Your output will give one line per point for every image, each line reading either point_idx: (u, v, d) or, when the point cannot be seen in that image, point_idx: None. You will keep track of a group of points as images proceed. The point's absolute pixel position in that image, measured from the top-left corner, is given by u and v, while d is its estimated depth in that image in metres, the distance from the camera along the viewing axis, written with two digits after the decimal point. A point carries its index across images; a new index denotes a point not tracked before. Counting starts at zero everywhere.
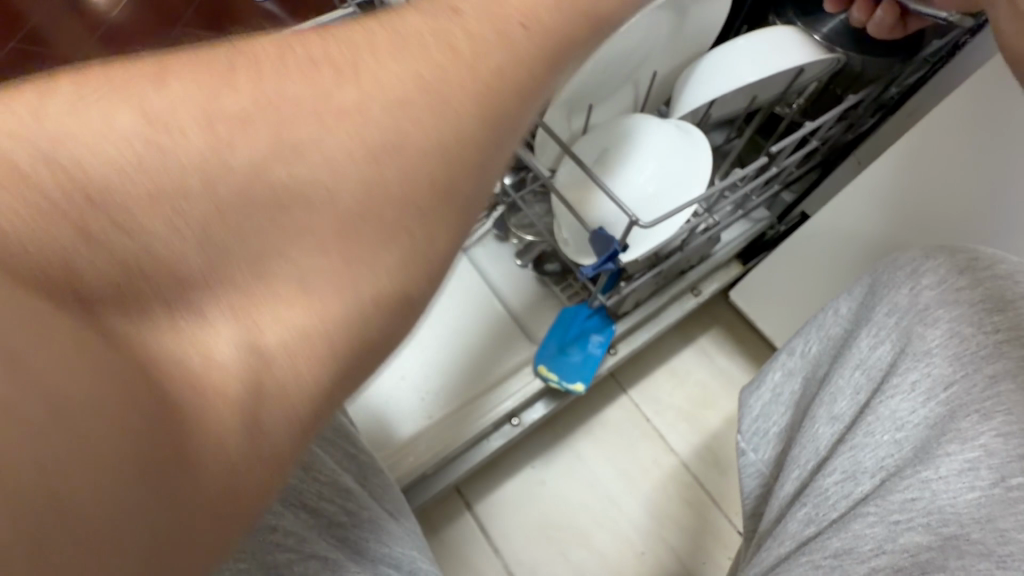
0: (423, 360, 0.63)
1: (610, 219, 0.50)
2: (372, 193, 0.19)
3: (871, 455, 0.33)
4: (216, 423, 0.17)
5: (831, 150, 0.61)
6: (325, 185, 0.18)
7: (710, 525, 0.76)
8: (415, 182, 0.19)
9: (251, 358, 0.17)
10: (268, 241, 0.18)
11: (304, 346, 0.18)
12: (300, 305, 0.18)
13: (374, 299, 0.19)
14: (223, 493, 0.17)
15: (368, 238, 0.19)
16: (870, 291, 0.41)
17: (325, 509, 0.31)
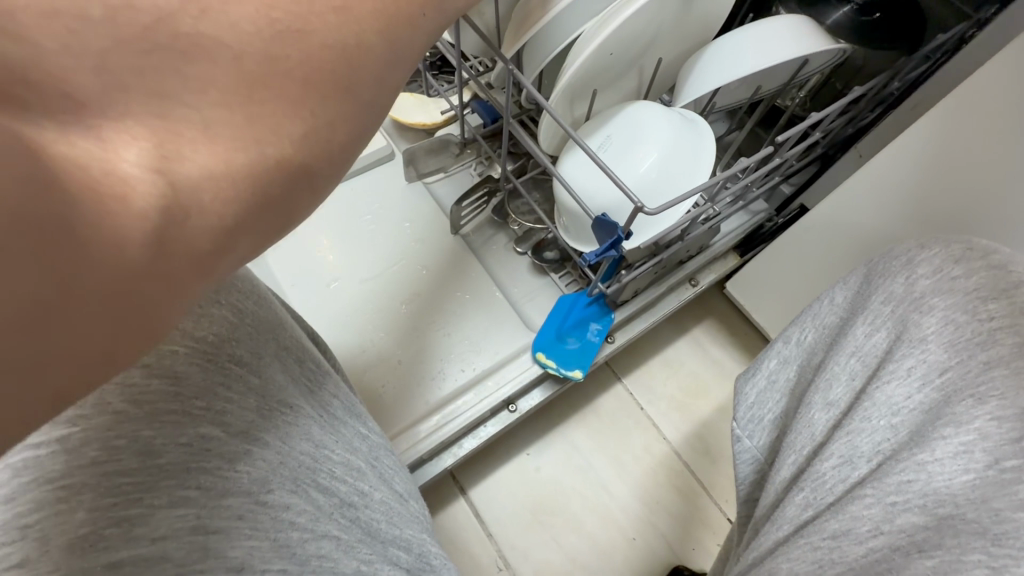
0: (420, 345, 0.62)
1: (615, 207, 0.50)
2: (275, 67, 0.20)
3: (868, 440, 0.33)
4: (128, 226, 0.17)
5: (829, 142, 0.62)
6: (236, 45, 0.20)
7: (699, 512, 0.76)
8: (317, 68, 0.21)
9: (159, 174, 0.18)
10: (182, 96, 0.19)
11: (209, 178, 0.19)
12: (204, 147, 0.19)
13: (275, 159, 0.21)
14: (135, 293, 0.18)
15: (273, 103, 0.20)
16: (865, 280, 0.41)
17: (336, 490, 0.30)
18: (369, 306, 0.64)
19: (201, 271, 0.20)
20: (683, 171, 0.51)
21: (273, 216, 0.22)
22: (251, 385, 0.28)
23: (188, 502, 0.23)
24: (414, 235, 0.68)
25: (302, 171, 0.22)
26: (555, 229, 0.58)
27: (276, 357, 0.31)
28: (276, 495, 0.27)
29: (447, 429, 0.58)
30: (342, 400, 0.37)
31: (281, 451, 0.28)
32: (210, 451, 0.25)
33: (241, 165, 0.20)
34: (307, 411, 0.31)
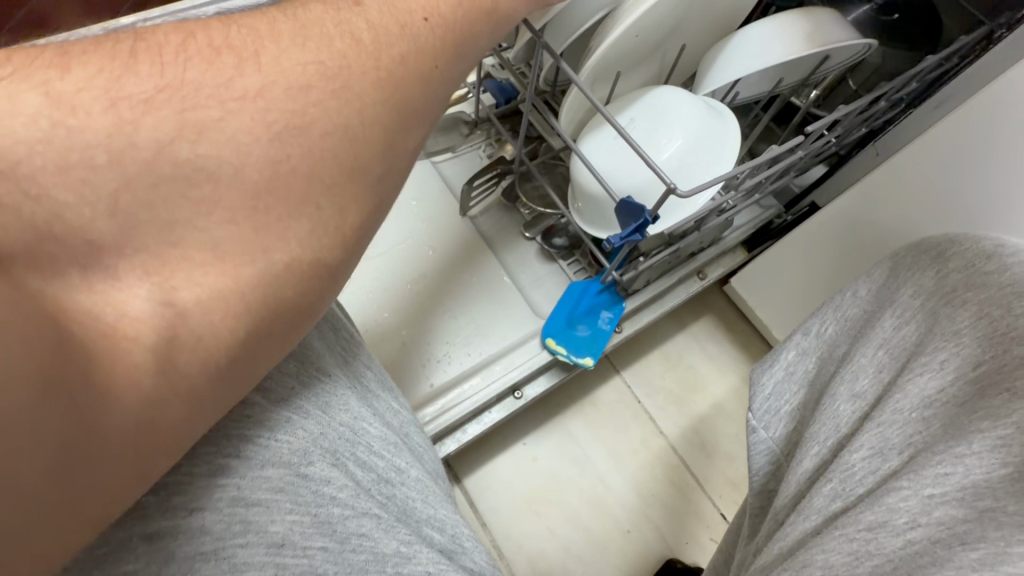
0: (425, 327, 0.60)
1: (642, 190, 0.49)
2: (278, 172, 0.25)
3: (898, 432, 0.33)
4: (140, 361, 0.22)
5: (843, 144, 0.60)
6: (239, 160, 0.24)
7: (693, 507, 0.76)
8: (315, 159, 0.25)
9: (165, 309, 0.23)
10: (197, 222, 0.23)
11: (214, 299, 0.24)
12: (214, 270, 0.24)
13: (282, 262, 0.25)
14: (154, 413, 0.22)
15: (276, 210, 0.25)
16: (892, 274, 0.42)
17: (374, 465, 0.32)
18: (373, 284, 0.62)
19: (218, 381, 0.24)
20: (704, 162, 0.51)
21: (290, 317, 0.26)
22: (293, 355, 0.32)
23: (230, 472, 0.26)
24: (421, 214, 0.66)
25: (314, 266, 0.26)
26: (567, 213, 0.57)
27: (316, 325, 0.35)
28: (316, 468, 0.28)
29: (450, 413, 0.57)
30: (374, 372, 0.39)
31: (323, 422, 0.30)
32: (252, 420, 0.28)
33: (250, 278, 0.24)
34: (345, 388, 0.33)
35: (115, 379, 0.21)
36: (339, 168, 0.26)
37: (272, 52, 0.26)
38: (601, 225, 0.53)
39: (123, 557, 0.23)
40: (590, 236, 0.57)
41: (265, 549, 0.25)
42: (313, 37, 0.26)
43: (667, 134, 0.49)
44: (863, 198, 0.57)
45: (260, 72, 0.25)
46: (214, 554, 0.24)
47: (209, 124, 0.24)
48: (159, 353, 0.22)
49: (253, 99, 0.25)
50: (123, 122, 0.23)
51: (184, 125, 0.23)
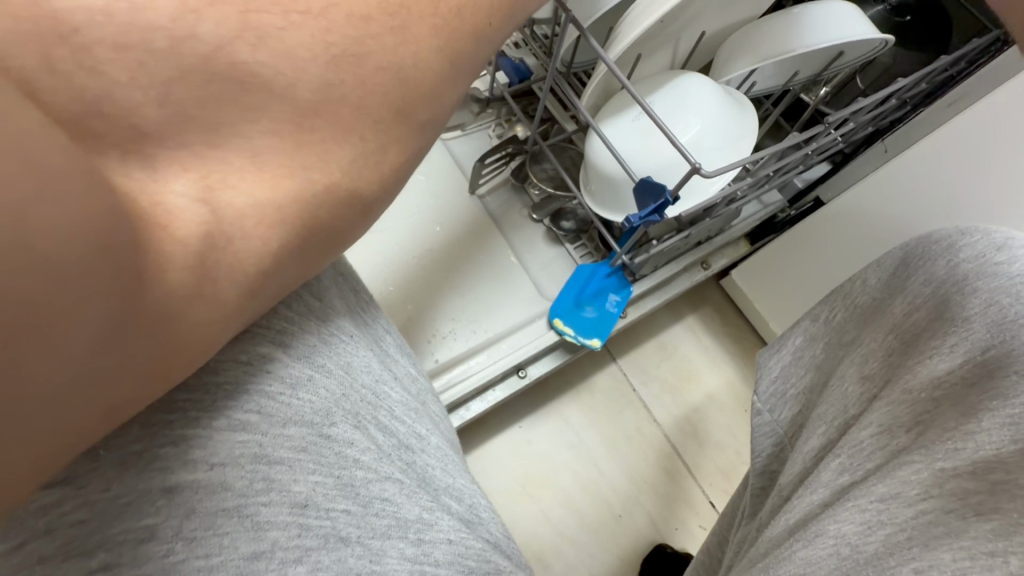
0: (429, 303, 0.60)
1: (659, 171, 0.50)
2: (328, 98, 0.22)
3: (906, 410, 0.33)
4: (172, 256, 0.20)
5: (849, 142, 0.61)
6: (292, 74, 0.21)
7: (683, 493, 0.77)
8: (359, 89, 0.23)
9: (202, 202, 0.21)
10: (240, 127, 0.21)
11: (252, 206, 0.22)
12: (251, 177, 0.22)
13: (328, 182, 0.23)
14: (184, 316, 0.21)
15: (322, 133, 0.23)
16: (902, 263, 0.42)
17: (394, 430, 0.31)
18: (378, 256, 0.61)
19: (250, 298, 0.23)
20: (723, 149, 0.51)
21: (319, 241, 0.25)
22: (311, 307, 0.30)
23: (249, 428, 0.26)
24: (429, 189, 0.65)
25: (351, 195, 0.24)
26: (579, 194, 0.57)
27: (334, 284, 0.33)
28: (338, 429, 0.28)
29: (455, 390, 0.56)
30: (393, 337, 0.38)
31: (344, 382, 0.29)
32: (270, 374, 0.27)
33: (285, 196, 0.22)
34: (364, 349, 0.32)
35: (156, 268, 0.20)
36: (385, 103, 0.23)
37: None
38: (615, 207, 0.53)
39: (140, 510, 0.23)
40: (599, 218, 0.57)
41: (288, 510, 0.25)
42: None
43: (681, 119, 0.50)
44: (881, 192, 0.57)
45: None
46: (236, 511, 0.24)
47: (271, 31, 0.21)
48: (197, 248, 0.21)
49: (321, 11, 0.21)
50: (184, 11, 0.20)
51: (244, 27, 0.20)
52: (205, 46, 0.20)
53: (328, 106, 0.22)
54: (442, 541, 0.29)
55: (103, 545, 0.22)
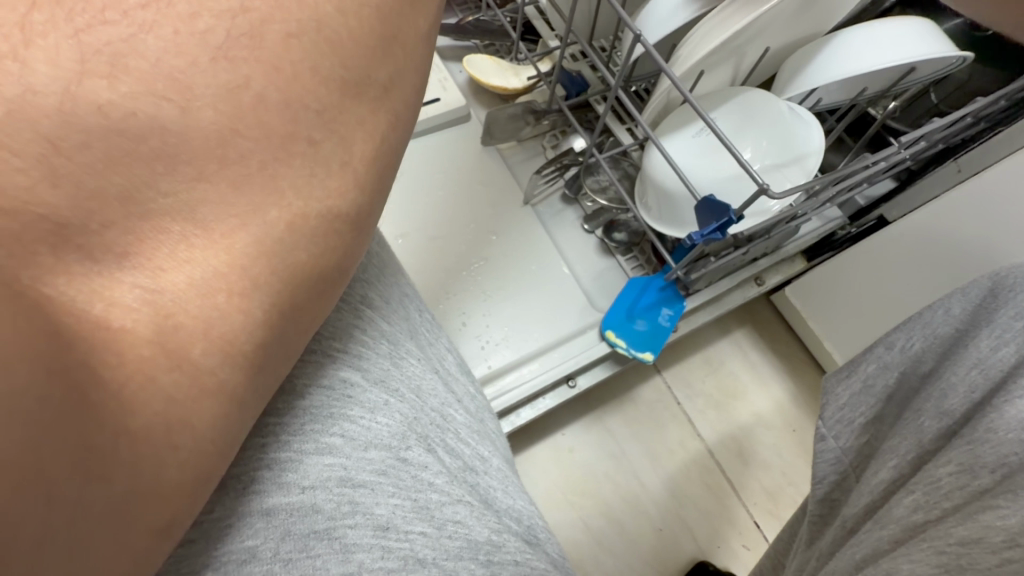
0: (483, 310, 0.61)
1: (723, 188, 0.49)
2: (241, 103, 0.20)
3: (991, 451, 0.32)
4: (148, 359, 0.19)
5: (917, 161, 0.59)
6: (184, 93, 0.19)
7: (728, 512, 0.76)
8: (274, 70, 0.20)
9: (155, 300, 0.20)
10: (160, 186, 0.19)
11: (213, 278, 0.20)
12: (201, 242, 0.20)
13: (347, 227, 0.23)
14: (184, 416, 0.20)
15: (257, 156, 0.20)
16: (989, 294, 0.39)
17: (460, 452, 0.31)
18: (433, 264, 0.63)
19: (252, 373, 0.21)
20: (788, 167, 0.50)
21: (313, 285, 0.22)
22: (382, 331, 0.31)
23: (335, 452, 0.25)
24: (485, 201, 0.67)
25: (329, 220, 0.22)
26: (633, 208, 0.57)
27: (401, 304, 0.34)
28: (414, 453, 0.27)
29: (507, 397, 0.57)
30: (454, 356, 0.39)
31: (415, 405, 0.29)
32: (351, 399, 0.27)
33: (242, 249, 0.20)
34: (430, 371, 0.32)
35: (136, 388, 0.19)
36: (312, 78, 0.21)
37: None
38: (671, 224, 0.53)
39: (242, 532, 0.23)
40: (654, 231, 0.57)
41: (372, 532, 0.24)
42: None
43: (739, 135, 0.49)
44: (958, 211, 0.54)
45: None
46: (326, 534, 0.24)
47: (122, 49, 0.19)
48: (164, 349, 0.20)
49: (169, 5, 0.20)
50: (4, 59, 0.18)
51: (86, 54, 0.19)
52: (55, 97, 0.18)
53: (251, 109, 0.20)
54: (510, 562, 0.29)
55: (210, 564, 0.22)
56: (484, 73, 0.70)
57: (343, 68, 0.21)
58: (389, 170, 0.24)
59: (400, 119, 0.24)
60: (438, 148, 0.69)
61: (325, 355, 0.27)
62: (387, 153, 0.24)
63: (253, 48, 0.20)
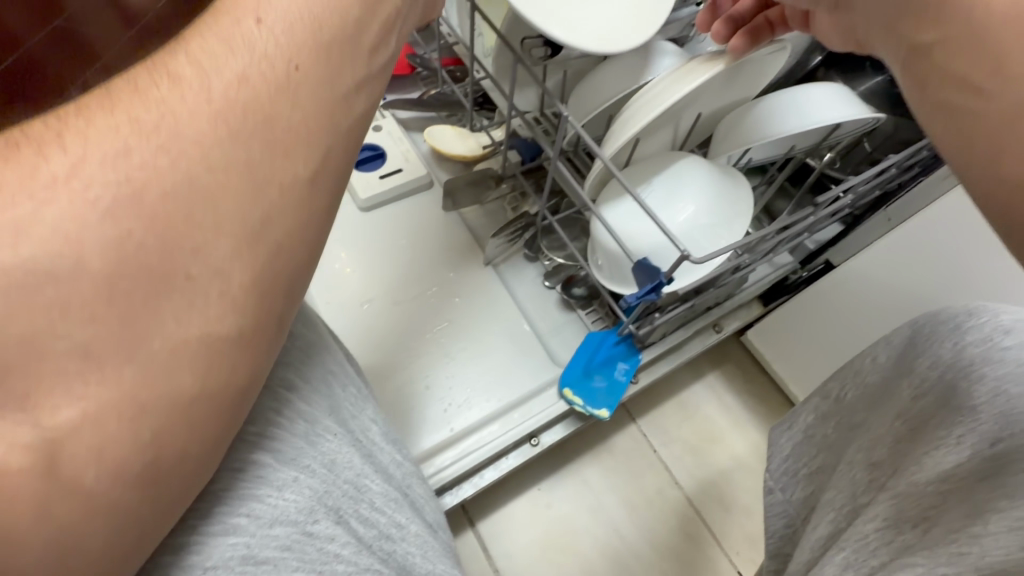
0: (446, 372, 0.63)
1: (659, 248, 0.51)
2: (99, 206, 0.21)
3: (911, 504, 0.33)
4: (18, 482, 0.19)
5: (857, 207, 0.61)
6: (74, 251, 0.21)
7: (709, 562, 0.75)
8: (154, 220, 0.22)
9: (47, 435, 0.20)
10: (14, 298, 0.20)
11: (104, 411, 0.21)
12: (96, 378, 0.21)
13: (239, 326, 0.25)
14: (73, 527, 0.20)
15: (126, 260, 0.22)
16: (910, 343, 0.41)
17: (375, 521, 0.33)
18: (397, 327, 0.65)
19: (153, 476, 0.22)
20: (720, 227, 0.53)
21: (212, 406, 0.24)
22: (298, 410, 0.32)
23: (239, 531, 0.26)
24: (447, 264, 0.70)
25: (204, 312, 0.23)
26: (587, 266, 0.59)
27: (325, 379, 0.36)
28: (321, 526, 0.29)
29: (469, 458, 0.58)
30: (378, 427, 0.41)
31: (328, 479, 0.31)
32: (261, 478, 0.28)
33: (133, 377, 0.22)
34: (348, 445, 0.34)
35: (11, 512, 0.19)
36: (177, 179, 0.23)
37: (80, 126, 0.23)
38: (620, 283, 0.55)
39: None
40: (608, 290, 0.59)
41: None
42: (126, 88, 0.24)
43: (671, 199, 0.53)
44: (895, 258, 0.59)
45: (66, 153, 0.22)
46: None
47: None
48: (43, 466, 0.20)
49: (65, 182, 0.21)
50: None
51: None
52: None
53: (110, 209, 0.22)
54: None
55: None
56: (442, 141, 0.74)
57: (215, 209, 0.24)
58: (274, 294, 0.26)
59: (295, 223, 0.26)
60: (399, 216, 0.72)
61: (238, 437, 0.29)
62: (269, 280, 0.25)
63: (136, 205, 0.22)
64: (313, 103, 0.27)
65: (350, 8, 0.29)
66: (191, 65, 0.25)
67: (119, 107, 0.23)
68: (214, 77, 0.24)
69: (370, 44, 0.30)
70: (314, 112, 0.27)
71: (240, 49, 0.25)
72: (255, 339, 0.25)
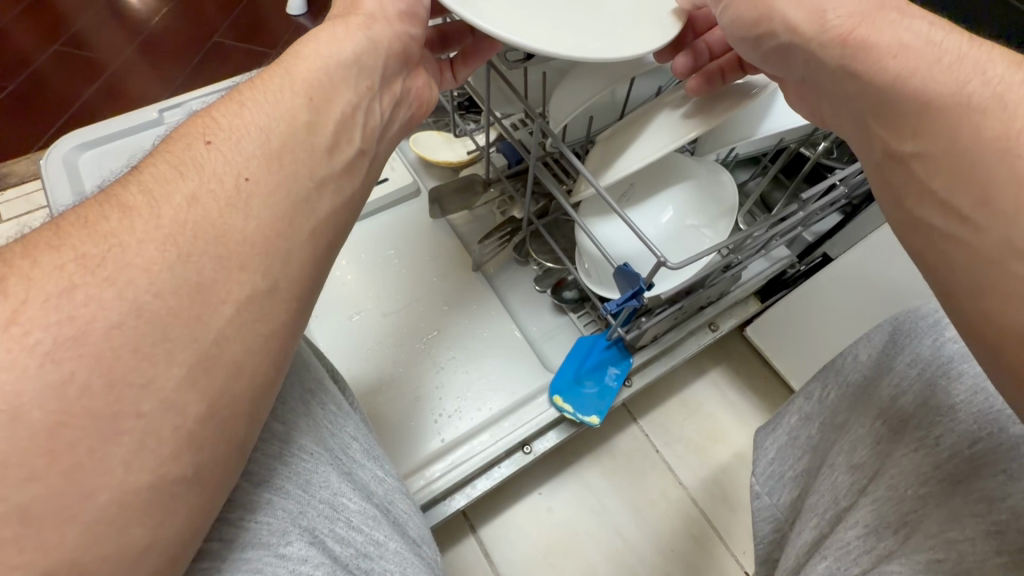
0: (435, 383, 0.62)
1: (637, 255, 0.50)
2: (66, 296, 0.24)
3: (892, 509, 0.32)
4: None
5: (855, 195, 0.59)
6: (12, 404, 0.22)
7: (716, 563, 0.74)
8: (118, 323, 0.24)
9: (13, 507, 0.21)
10: None
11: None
12: (31, 543, 0.21)
13: (190, 380, 0.25)
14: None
15: (91, 342, 0.23)
16: (891, 338, 0.39)
17: (352, 540, 0.32)
18: (387, 338, 0.65)
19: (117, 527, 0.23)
20: (705, 225, 0.51)
21: (160, 558, 0.24)
22: (276, 433, 0.33)
23: (211, 556, 0.27)
24: (434, 272, 0.69)
25: (160, 376, 0.25)
26: (575, 271, 0.58)
27: (302, 397, 0.36)
28: (293, 547, 0.28)
29: (459, 469, 0.57)
30: (360, 443, 0.40)
31: (302, 499, 0.31)
32: (234, 504, 0.29)
33: (74, 542, 0.22)
34: (326, 463, 0.34)
35: None
36: (130, 275, 0.25)
37: (24, 268, 0.24)
38: (605, 288, 0.54)
39: None
40: (596, 294, 0.58)
41: None
42: (77, 225, 0.26)
43: (649, 200, 0.51)
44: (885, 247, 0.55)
45: (6, 297, 0.23)
46: None
47: None
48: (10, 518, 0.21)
49: (5, 329, 0.22)
50: None
51: None
52: None
53: (73, 300, 0.24)
54: None
55: None
56: (427, 148, 0.74)
57: (166, 339, 0.25)
58: (238, 416, 0.27)
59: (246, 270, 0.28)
60: (386, 226, 0.72)
61: None
62: (229, 404, 0.27)
63: (78, 346, 0.23)
64: (265, 211, 0.29)
65: (298, 116, 0.33)
66: (142, 195, 0.28)
67: (67, 246, 0.25)
68: (165, 203, 0.27)
69: (324, 145, 0.34)
70: (268, 220, 0.29)
71: (189, 173, 0.29)
72: (213, 396, 0.26)
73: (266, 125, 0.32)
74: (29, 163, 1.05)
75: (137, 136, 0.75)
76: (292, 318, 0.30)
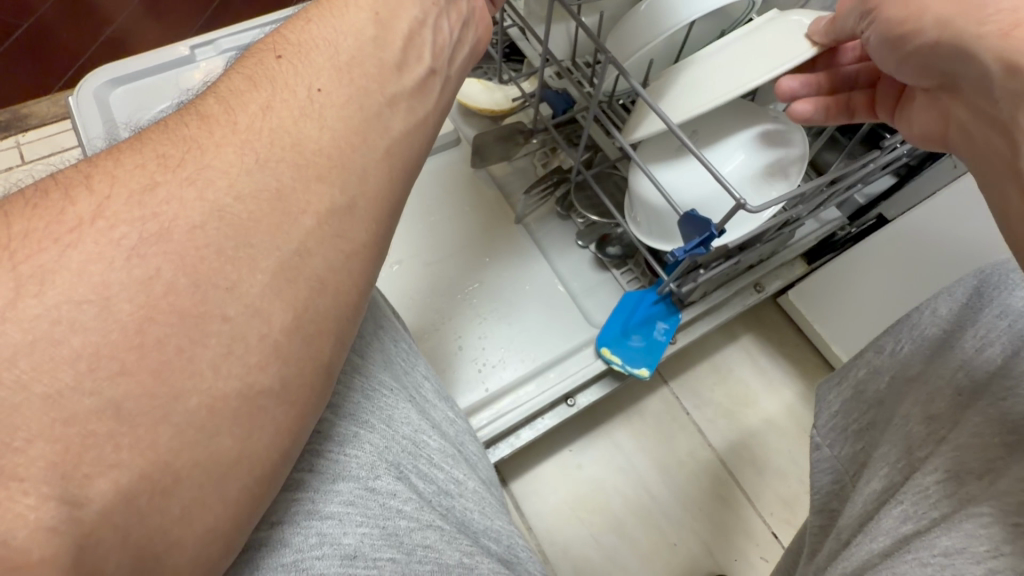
0: (478, 332, 0.62)
1: (705, 203, 0.48)
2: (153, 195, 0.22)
3: (978, 456, 0.31)
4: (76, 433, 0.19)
5: (915, 155, 0.57)
6: (99, 294, 0.20)
7: (744, 524, 0.75)
8: (202, 222, 0.22)
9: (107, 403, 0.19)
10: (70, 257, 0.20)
11: (143, 474, 0.20)
12: (128, 442, 0.20)
13: (279, 285, 0.23)
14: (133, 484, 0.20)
15: (177, 241, 0.22)
16: (976, 293, 0.38)
17: (434, 477, 0.32)
18: (427, 287, 0.64)
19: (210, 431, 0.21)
20: (774, 176, 0.49)
21: (250, 473, 0.22)
22: (355, 366, 0.32)
23: (303, 487, 0.26)
24: (478, 223, 0.68)
25: (247, 277, 0.22)
26: (625, 224, 0.57)
27: (376, 333, 0.35)
28: (382, 482, 0.27)
29: (507, 417, 0.58)
30: (429, 383, 0.39)
31: (386, 435, 0.30)
32: (322, 436, 0.28)
33: (166, 444, 0.20)
34: (403, 401, 0.33)
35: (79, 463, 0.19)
36: (221, 174, 0.23)
37: (107, 168, 0.23)
38: (663, 239, 0.53)
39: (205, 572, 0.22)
40: (646, 246, 0.57)
41: (338, 562, 0.24)
42: (158, 131, 0.25)
43: (712, 149, 0.49)
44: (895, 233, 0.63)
45: (91, 194, 0.22)
46: (294, 567, 0.24)
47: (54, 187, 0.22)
48: (108, 418, 0.19)
49: (90, 222, 0.21)
50: None
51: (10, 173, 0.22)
52: None
53: (159, 199, 0.22)
54: None
55: None
56: (470, 95, 0.71)
57: (254, 237, 0.23)
58: (326, 333, 0.24)
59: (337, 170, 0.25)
60: (427, 175, 0.70)
61: None
62: (319, 316, 0.24)
63: (163, 243, 0.21)
64: (354, 113, 0.26)
65: (364, 31, 0.28)
66: (218, 105, 0.25)
67: (147, 149, 0.24)
68: (239, 111, 0.25)
69: (393, 61, 0.29)
70: (355, 123, 0.26)
71: (263, 84, 0.26)
72: (302, 302, 0.24)
73: (332, 38, 0.28)
74: (47, 104, 1.01)
75: (173, 72, 0.72)
76: (373, 240, 0.26)
